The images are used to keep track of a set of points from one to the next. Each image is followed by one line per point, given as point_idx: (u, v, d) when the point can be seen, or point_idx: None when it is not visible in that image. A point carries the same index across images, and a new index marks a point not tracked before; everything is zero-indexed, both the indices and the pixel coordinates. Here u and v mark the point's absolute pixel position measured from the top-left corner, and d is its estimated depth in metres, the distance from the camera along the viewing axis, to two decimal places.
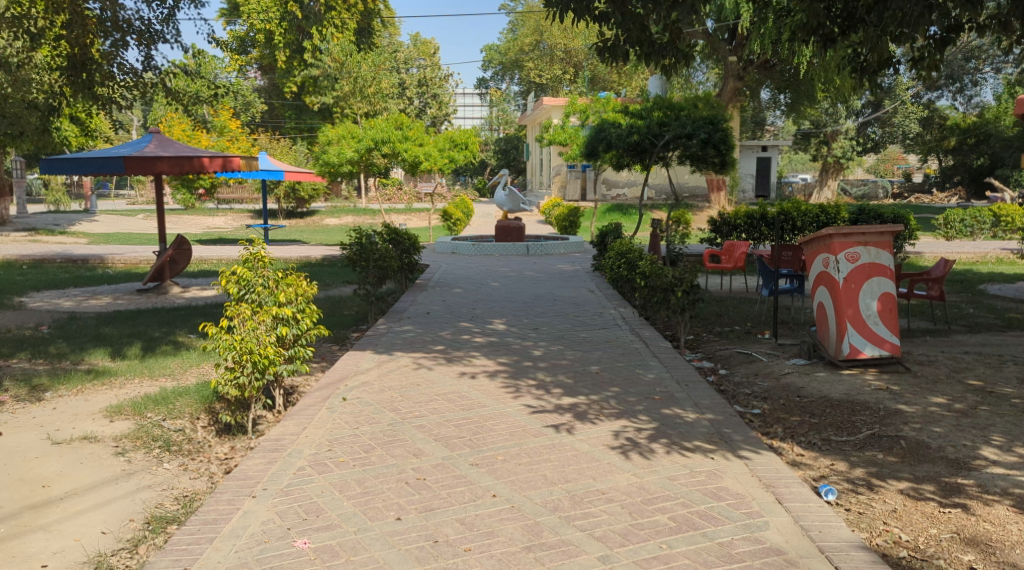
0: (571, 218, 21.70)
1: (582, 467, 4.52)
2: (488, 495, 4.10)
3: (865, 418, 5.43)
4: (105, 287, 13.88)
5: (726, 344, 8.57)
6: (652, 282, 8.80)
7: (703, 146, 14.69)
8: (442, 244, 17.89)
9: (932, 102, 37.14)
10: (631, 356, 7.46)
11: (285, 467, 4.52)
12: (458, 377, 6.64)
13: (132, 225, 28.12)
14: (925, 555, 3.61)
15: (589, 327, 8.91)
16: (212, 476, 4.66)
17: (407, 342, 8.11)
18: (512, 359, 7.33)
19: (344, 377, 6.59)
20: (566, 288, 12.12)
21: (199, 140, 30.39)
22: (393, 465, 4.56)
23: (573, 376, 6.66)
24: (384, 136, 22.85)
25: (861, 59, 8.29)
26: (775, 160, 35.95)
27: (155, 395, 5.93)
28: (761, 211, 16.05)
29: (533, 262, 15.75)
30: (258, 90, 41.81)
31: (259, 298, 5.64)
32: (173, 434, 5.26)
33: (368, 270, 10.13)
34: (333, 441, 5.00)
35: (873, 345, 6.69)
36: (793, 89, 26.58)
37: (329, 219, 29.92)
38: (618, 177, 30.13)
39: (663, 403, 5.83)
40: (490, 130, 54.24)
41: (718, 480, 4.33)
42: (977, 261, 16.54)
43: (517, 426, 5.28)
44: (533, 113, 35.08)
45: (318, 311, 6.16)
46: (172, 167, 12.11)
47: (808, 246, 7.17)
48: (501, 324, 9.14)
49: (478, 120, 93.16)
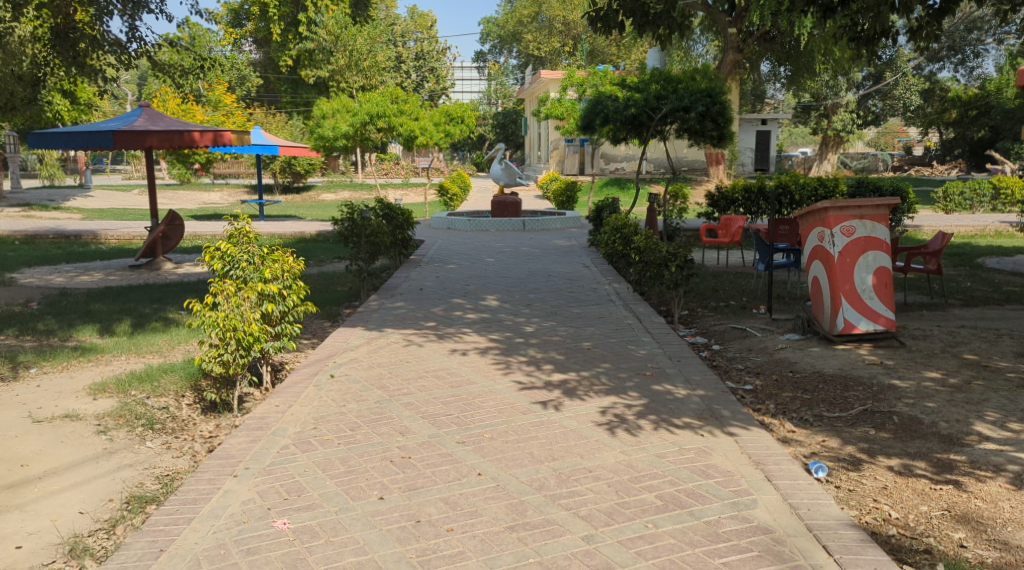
0: (568, 192, 21.50)
1: (569, 445, 4.45)
2: (473, 473, 4.04)
3: (858, 394, 5.37)
4: (97, 262, 13.79)
5: (720, 319, 8.50)
6: (646, 257, 8.70)
7: (700, 119, 14.58)
8: (437, 220, 17.75)
9: (933, 74, 36.80)
10: (624, 331, 7.38)
11: (269, 446, 4.46)
12: (448, 354, 6.57)
13: (128, 200, 28.03)
14: (915, 533, 3.53)
15: (582, 303, 8.83)
16: (195, 455, 4.59)
17: (398, 319, 8.04)
18: (504, 335, 7.24)
19: (332, 354, 6.52)
20: (561, 264, 12.01)
21: (194, 114, 30.15)
22: (379, 444, 4.49)
23: (564, 353, 6.58)
24: (379, 110, 22.48)
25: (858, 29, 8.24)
26: (774, 134, 35.73)
27: (140, 373, 5.85)
28: (759, 184, 15.94)
29: (529, 237, 15.65)
30: (253, 64, 41.46)
31: (244, 274, 5.60)
32: (156, 412, 5.18)
33: (360, 246, 10.01)
34: (319, 420, 4.93)
35: (868, 320, 6.63)
36: (793, 61, 26.26)
37: (325, 195, 29.79)
38: (616, 152, 29.96)
39: (655, 380, 5.76)
40: (488, 104, 53.85)
41: (708, 458, 4.26)
42: (975, 235, 16.45)
43: (506, 403, 5.22)
44: (531, 87, 34.81)
45: (305, 287, 6.10)
46: (161, 141, 11.99)
47: (803, 221, 7.07)
48: (494, 300, 9.06)
49: (474, 94, 92.86)
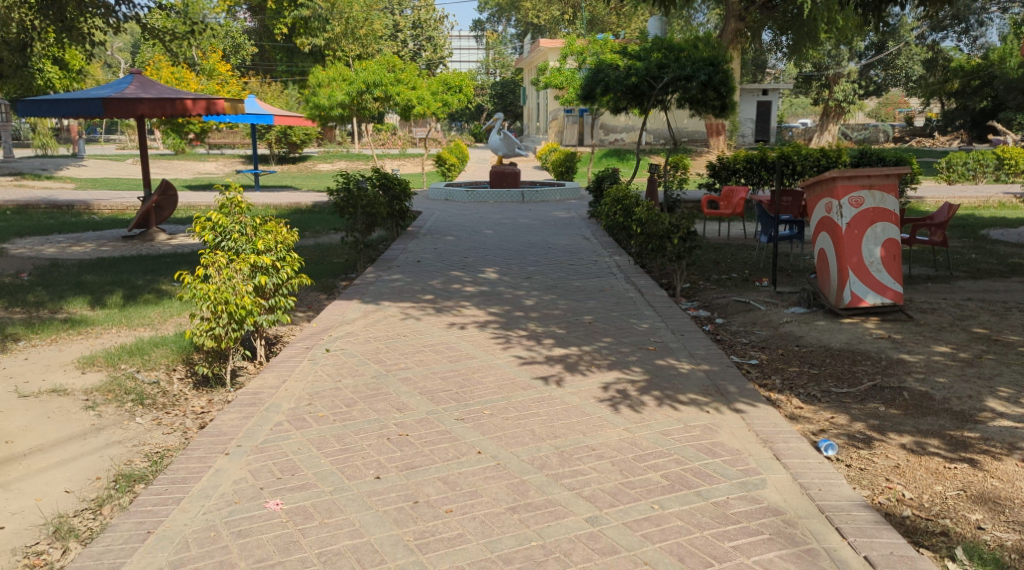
0: (568, 162, 21.25)
1: (572, 422, 4.31)
2: (473, 451, 3.92)
3: (866, 369, 5.23)
4: (90, 233, 13.60)
5: (723, 292, 8.36)
6: (648, 229, 8.55)
7: (702, 88, 14.35)
8: (435, 191, 17.52)
9: (937, 44, 36.34)
10: (626, 304, 7.24)
11: (261, 423, 4.33)
12: (446, 328, 6.42)
13: (122, 170, 27.74)
14: (930, 514, 3.41)
15: (583, 276, 8.67)
16: (186, 431, 4.47)
17: (396, 292, 7.89)
18: (503, 309, 7.09)
19: (328, 327, 6.38)
20: (561, 236, 11.84)
21: (188, 83, 29.77)
22: (375, 421, 4.36)
23: (564, 326, 6.43)
24: (376, 79, 22.08)
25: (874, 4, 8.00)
26: (775, 104, 35.41)
27: (130, 346, 5.71)
28: (761, 155, 15.74)
29: (529, 209, 15.44)
30: (248, 32, 40.87)
31: (236, 245, 5.53)
32: (146, 387, 5.04)
33: (356, 217, 9.83)
34: (313, 395, 4.80)
35: (876, 293, 6.48)
36: (795, 30, 25.88)
37: (322, 165, 29.51)
38: (616, 122, 29.65)
39: (658, 354, 5.63)
40: (486, 73, 53.24)
41: (714, 435, 4.13)
42: (979, 206, 16.27)
43: (506, 378, 5.09)
44: (530, 56, 34.42)
45: (300, 259, 5.98)
46: (153, 109, 11.77)
47: (810, 192, 6.91)
48: (493, 273, 8.90)
49: (472, 65, 92.04)
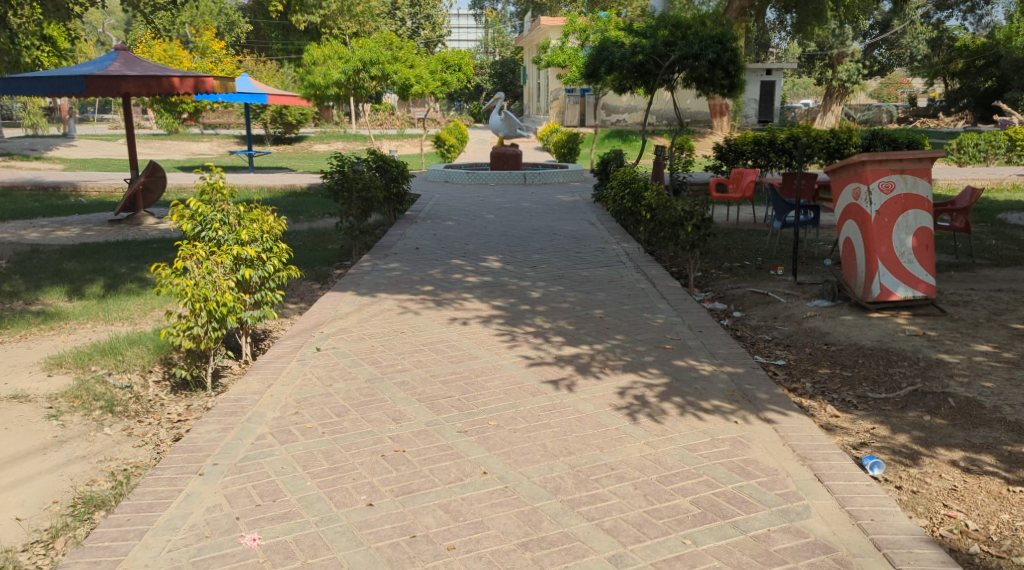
0: (569, 143, 20.77)
1: (586, 435, 3.88)
2: (477, 472, 3.49)
3: (904, 370, 4.77)
4: (76, 217, 13.15)
5: (738, 282, 7.94)
6: (659, 216, 8.10)
7: (711, 67, 13.88)
8: (434, 173, 17.03)
9: (942, 22, 35.66)
10: (639, 297, 6.79)
11: (241, 436, 3.89)
12: (446, 324, 5.98)
13: (114, 150, 27.27)
14: (1002, 552, 2.98)
15: (590, 264, 8.23)
16: (159, 444, 4.05)
17: (393, 282, 7.46)
18: (508, 302, 6.65)
19: (320, 323, 5.94)
20: (565, 220, 11.38)
21: (181, 62, 29.20)
22: (368, 434, 3.93)
23: (574, 322, 5.99)
24: (373, 57, 21.50)
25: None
26: (779, 84, 34.86)
27: (103, 344, 5.29)
28: (769, 136, 15.28)
29: (530, 192, 14.99)
30: (243, 10, 40.14)
31: (218, 236, 5.13)
32: (117, 392, 4.61)
33: (351, 202, 9.36)
34: (301, 402, 4.36)
35: (907, 286, 6.02)
36: (800, 9, 24.99)
37: (318, 146, 28.99)
38: (617, 102, 29.09)
39: (676, 355, 5.18)
40: (485, 52, 52.46)
41: (745, 452, 3.70)
42: (993, 189, 15.77)
43: (512, 382, 4.65)
44: (530, 35, 33.77)
45: (288, 250, 5.57)
46: (138, 87, 11.30)
47: (835, 176, 6.46)
48: (495, 261, 8.46)
49: (472, 43, 91.04)
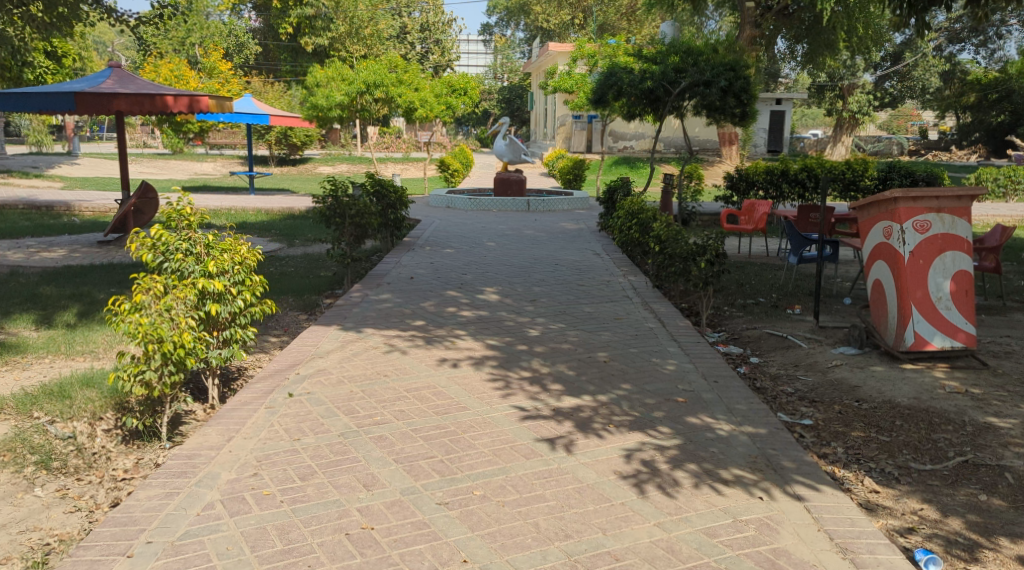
0: (575, 170, 20.38)
1: (587, 513, 3.33)
2: (456, 561, 2.96)
3: (949, 436, 4.22)
4: (65, 237, 12.70)
5: (752, 323, 7.41)
6: (669, 250, 7.61)
7: (722, 95, 13.42)
8: (436, 198, 16.57)
9: (953, 56, 35.29)
10: (647, 339, 6.25)
11: (187, 505, 3.35)
12: (435, 367, 5.43)
13: (116, 168, 26.99)
14: None
15: (595, 300, 7.71)
16: (93, 510, 3.50)
17: (382, 315, 6.93)
18: (504, 341, 6.11)
19: (296, 363, 5.41)
20: (569, 250, 10.86)
21: (187, 82, 29.02)
22: (333, 505, 3.39)
23: (576, 367, 5.43)
24: (376, 79, 20.82)
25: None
26: (789, 114, 34.53)
27: (51, 384, 4.75)
28: (782, 166, 14.84)
29: (534, 219, 14.50)
30: (253, 31, 40.12)
31: (182, 268, 4.62)
32: (57, 444, 4.06)
33: (343, 228, 8.91)
34: (262, 461, 3.82)
35: (945, 335, 5.44)
36: (812, 39, 24.63)
37: (323, 167, 28.69)
38: (625, 129, 28.79)
39: (689, 410, 4.62)
40: (494, 78, 52.40)
41: (774, 539, 3.15)
42: (1014, 225, 15.19)
43: (504, 441, 4.10)
44: (538, 60, 33.59)
45: (261, 283, 5.05)
46: (130, 105, 10.88)
47: (863, 214, 5.97)
48: (494, 294, 7.94)
49: (481, 69, 91.49)
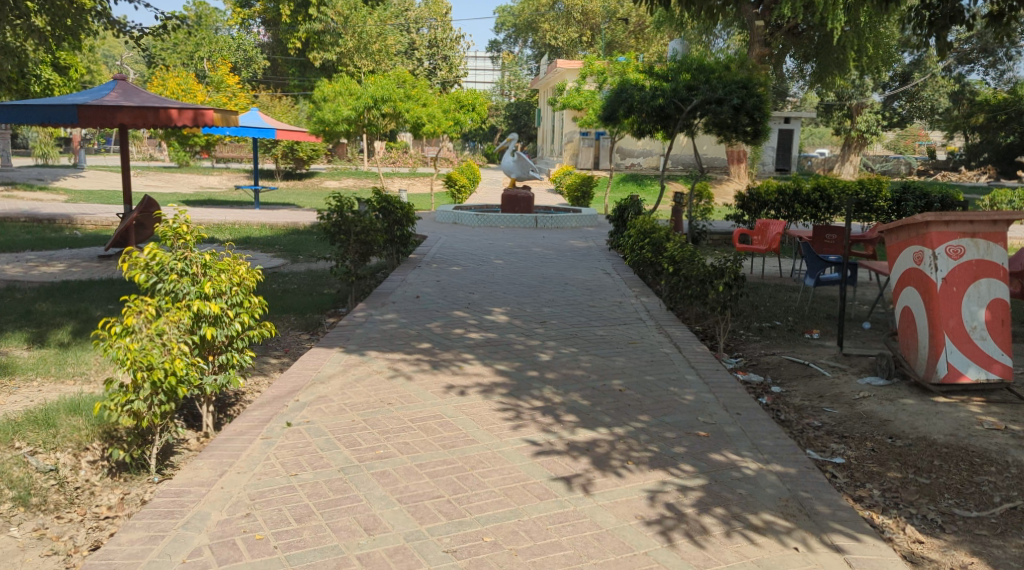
0: (583, 187, 20.15)
1: (608, 565, 3.06)
2: None
3: (993, 480, 3.93)
4: (65, 252, 12.48)
5: (771, 348, 7.13)
6: (684, 272, 7.35)
7: (734, 113, 13.18)
8: (443, 214, 16.33)
9: (962, 76, 35.08)
10: (663, 365, 5.97)
11: (174, 550, 3.09)
12: (442, 394, 5.15)
13: (122, 181, 26.85)
14: None
15: (607, 322, 7.44)
16: (71, 554, 3.23)
17: (386, 337, 6.67)
18: (514, 367, 5.84)
19: (295, 388, 5.15)
20: (579, 270, 10.60)
21: (195, 95, 28.94)
22: (331, 552, 3.12)
23: (589, 396, 5.15)
24: (384, 94, 20.92)
25: (932, 9, 7.69)
26: (797, 133, 34.33)
27: (36, 410, 4.50)
28: (794, 186, 14.59)
29: (542, 236, 14.25)
30: (261, 46, 40.10)
31: (176, 288, 4.37)
32: (37, 478, 3.80)
33: (348, 245, 8.68)
34: (257, 500, 3.55)
35: (979, 366, 5.15)
36: (821, 58, 24.39)
37: (329, 182, 28.51)
38: (633, 147, 28.63)
39: (712, 446, 4.34)
40: (502, 94, 52.39)
41: None
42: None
43: (517, 479, 3.83)
44: (546, 77, 33.48)
45: (259, 305, 4.80)
46: (134, 118, 10.68)
47: (891, 238, 5.71)
48: (502, 315, 7.68)
49: (488, 86, 91.68)
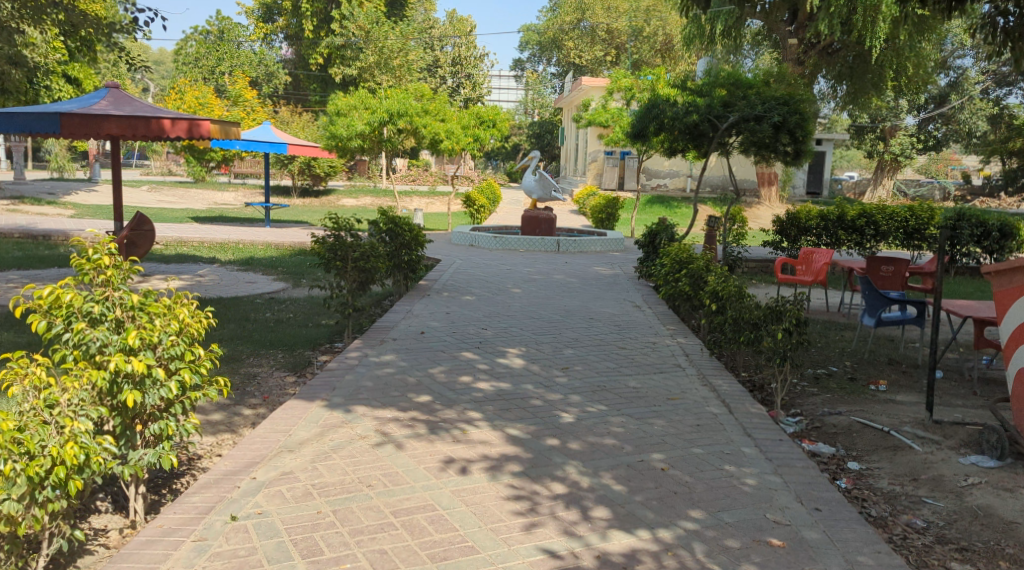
0: (607, 209, 19.08)
1: None
2: None
3: None
4: (51, 272, 11.55)
5: (833, 404, 6.00)
6: (732, 312, 6.25)
7: (774, 132, 12.02)
8: (459, 235, 15.30)
9: (1002, 99, 33.58)
10: (714, 432, 4.86)
11: None
12: (438, 472, 4.07)
13: (134, 195, 26.12)
14: None
15: (640, 370, 6.33)
16: None
17: (380, 387, 5.61)
18: (530, 432, 4.75)
19: (254, 461, 4.11)
20: (605, 301, 9.50)
21: (211, 109, 28.26)
22: None
23: (625, 479, 4.04)
24: (401, 108, 19.97)
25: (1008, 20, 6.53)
26: (829, 155, 33.11)
27: None
28: (837, 210, 13.43)
29: (565, 262, 13.16)
30: (283, 61, 39.47)
31: (88, 341, 3.37)
32: None
33: (345, 272, 7.64)
34: None
35: None
36: (855, 80, 23.09)
37: (345, 200, 27.66)
38: (659, 167, 27.63)
39: (791, 565, 3.24)
40: (525, 112, 51.61)
41: None
42: None
43: None
44: (570, 95, 32.55)
45: (208, 359, 3.77)
46: (121, 128, 9.64)
47: (1003, 279, 4.59)
48: (517, 358, 6.61)
49: (509, 104, 91.04)
